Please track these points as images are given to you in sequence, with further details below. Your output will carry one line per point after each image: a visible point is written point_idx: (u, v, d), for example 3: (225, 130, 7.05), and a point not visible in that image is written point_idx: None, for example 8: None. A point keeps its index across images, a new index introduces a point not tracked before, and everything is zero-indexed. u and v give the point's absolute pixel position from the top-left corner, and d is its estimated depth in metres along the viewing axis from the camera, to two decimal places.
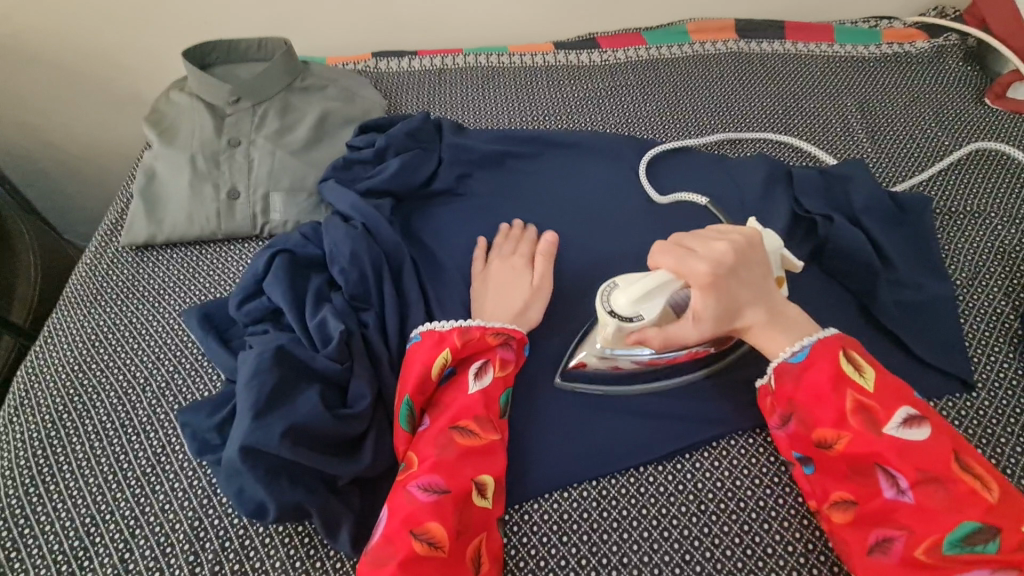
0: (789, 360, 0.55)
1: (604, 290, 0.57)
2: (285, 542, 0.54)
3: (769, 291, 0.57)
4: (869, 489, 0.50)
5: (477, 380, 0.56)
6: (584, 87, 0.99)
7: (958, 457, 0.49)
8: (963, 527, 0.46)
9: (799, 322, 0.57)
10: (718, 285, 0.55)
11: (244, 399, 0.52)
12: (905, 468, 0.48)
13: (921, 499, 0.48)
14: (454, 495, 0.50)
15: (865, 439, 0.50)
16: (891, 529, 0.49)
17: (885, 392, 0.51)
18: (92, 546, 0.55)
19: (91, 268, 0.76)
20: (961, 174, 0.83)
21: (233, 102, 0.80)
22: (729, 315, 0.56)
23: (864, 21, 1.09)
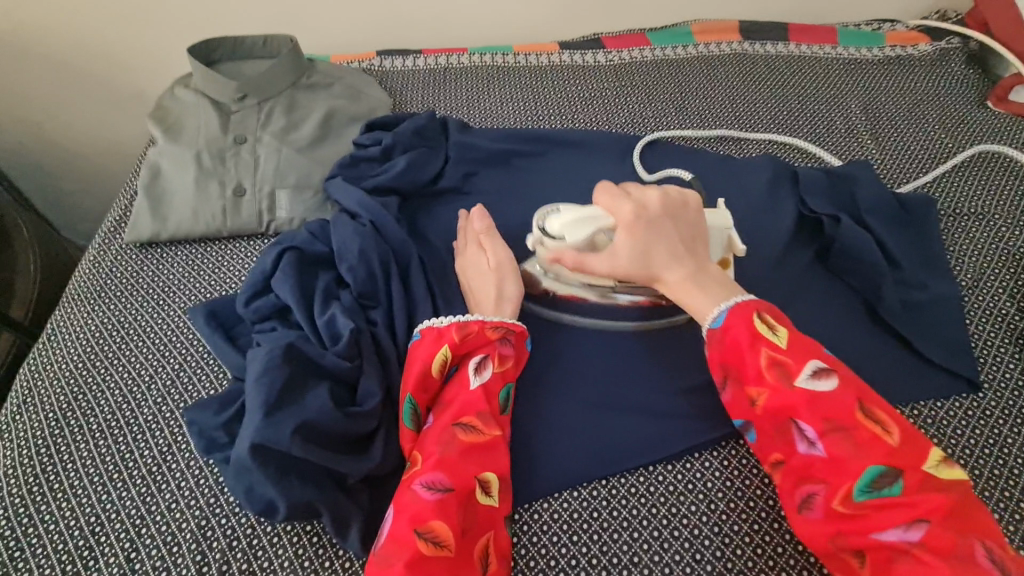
0: (713, 326, 0.57)
1: (546, 210, 0.64)
2: (293, 541, 0.53)
3: (692, 247, 0.61)
4: (787, 445, 0.51)
5: (477, 374, 0.56)
6: (589, 87, 0.99)
7: (864, 404, 0.49)
8: (869, 472, 0.47)
9: (720, 284, 0.59)
10: (638, 229, 0.59)
11: (253, 397, 0.51)
12: (814, 421, 0.50)
13: (831, 449, 0.49)
14: (457, 492, 0.49)
15: (779, 396, 0.51)
16: (811, 484, 0.50)
17: (795, 347, 0.52)
18: (97, 545, 0.54)
19: (95, 265, 0.75)
20: (964, 176, 0.84)
21: (239, 98, 0.79)
22: (645, 262, 0.59)
23: (867, 24, 1.09)
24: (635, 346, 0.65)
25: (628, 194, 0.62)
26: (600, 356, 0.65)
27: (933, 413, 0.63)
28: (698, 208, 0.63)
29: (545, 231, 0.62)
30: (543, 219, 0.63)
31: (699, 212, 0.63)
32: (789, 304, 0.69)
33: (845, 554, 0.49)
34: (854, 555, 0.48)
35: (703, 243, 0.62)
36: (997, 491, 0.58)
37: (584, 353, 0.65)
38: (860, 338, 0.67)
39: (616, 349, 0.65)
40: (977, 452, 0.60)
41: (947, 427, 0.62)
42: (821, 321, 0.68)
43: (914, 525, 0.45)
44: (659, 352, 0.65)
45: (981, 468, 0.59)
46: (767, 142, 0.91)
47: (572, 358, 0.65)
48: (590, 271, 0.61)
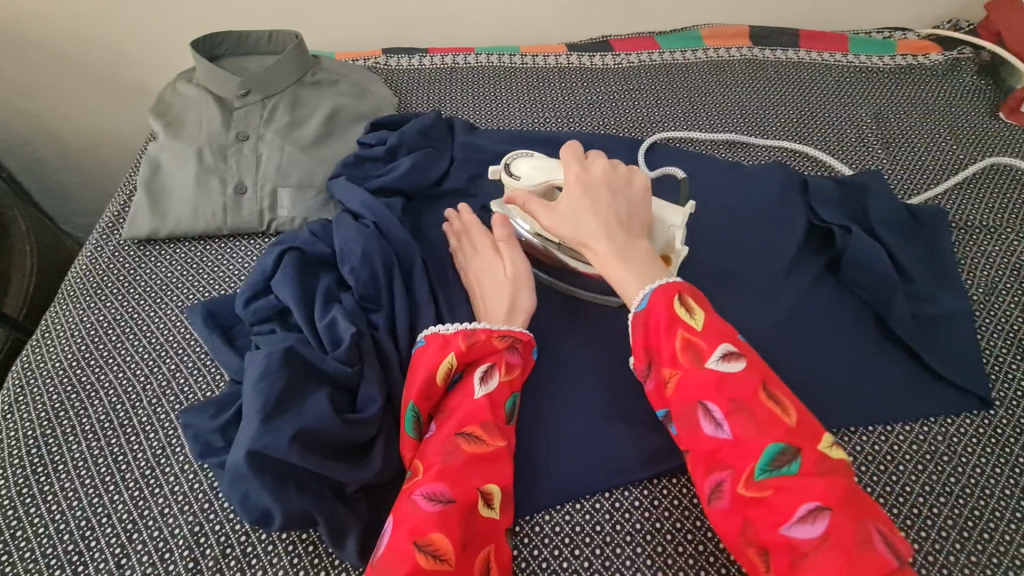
0: (636, 310, 0.54)
1: (520, 155, 0.68)
2: (289, 550, 0.52)
3: (627, 222, 0.59)
4: (696, 432, 0.49)
5: (483, 383, 0.55)
6: (597, 90, 0.98)
7: (768, 386, 0.49)
8: (768, 452, 0.46)
9: (643, 262, 0.56)
10: (576, 191, 0.59)
11: (251, 402, 0.50)
12: (720, 402, 0.48)
13: (736, 431, 0.47)
14: (459, 505, 0.48)
15: (691, 378, 0.50)
16: (719, 470, 0.48)
17: (711, 329, 0.51)
18: (87, 550, 0.53)
19: (92, 261, 0.74)
20: (976, 187, 0.83)
21: (243, 95, 0.78)
22: (575, 226, 0.58)
23: (878, 32, 1.08)
24: None
25: (584, 160, 0.62)
26: (605, 365, 0.63)
27: (943, 429, 0.62)
28: (646, 192, 0.61)
29: (508, 168, 0.67)
30: (513, 159, 0.68)
31: (646, 195, 0.61)
32: (798, 315, 0.68)
33: (750, 546, 0.47)
34: (758, 546, 0.46)
35: (642, 223, 0.60)
36: (1007, 511, 0.57)
37: (589, 360, 0.64)
38: (870, 352, 0.66)
39: (621, 357, 0.64)
40: (988, 470, 0.59)
41: (956, 444, 0.61)
42: (831, 333, 0.67)
43: (814, 510, 0.43)
44: None
45: (992, 487, 0.58)
46: (777, 147, 0.90)
47: (577, 366, 0.63)
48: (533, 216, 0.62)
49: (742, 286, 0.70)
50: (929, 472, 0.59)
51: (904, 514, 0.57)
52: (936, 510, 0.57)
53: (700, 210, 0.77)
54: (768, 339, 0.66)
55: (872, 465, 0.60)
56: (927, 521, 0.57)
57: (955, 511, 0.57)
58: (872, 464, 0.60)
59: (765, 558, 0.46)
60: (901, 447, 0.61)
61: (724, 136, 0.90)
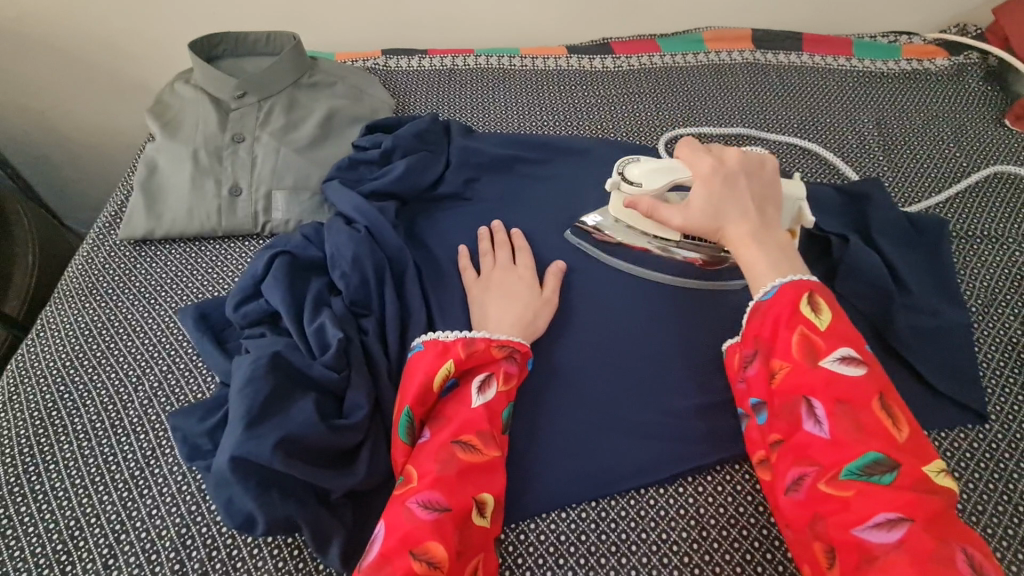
0: (760, 299, 0.54)
1: (627, 158, 0.67)
2: (274, 554, 0.52)
3: (763, 207, 0.59)
4: (792, 423, 0.49)
5: (481, 393, 0.55)
6: (596, 93, 0.97)
7: (884, 397, 0.48)
8: (865, 457, 0.45)
9: (779, 246, 0.57)
10: (714, 182, 0.59)
11: (237, 407, 0.50)
12: (828, 400, 0.48)
13: (837, 431, 0.47)
14: (454, 514, 0.48)
15: (801, 372, 0.49)
16: (804, 463, 0.48)
17: (834, 331, 0.50)
18: (75, 550, 0.53)
19: (88, 260, 0.74)
20: (978, 197, 0.81)
21: (239, 96, 0.78)
22: (715, 216, 0.59)
23: (884, 36, 1.07)
24: (630, 362, 0.63)
25: (709, 151, 0.62)
26: (595, 373, 0.63)
27: (936, 444, 0.61)
28: (775, 173, 0.62)
29: (623, 176, 0.65)
30: (625, 164, 0.66)
31: (776, 177, 0.62)
32: None
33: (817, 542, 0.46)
34: (826, 543, 0.46)
35: (774, 206, 0.60)
36: (1000, 527, 0.56)
37: (579, 369, 0.63)
38: None
39: (612, 365, 0.63)
40: (981, 486, 0.59)
41: (949, 458, 0.60)
42: None
43: (897, 520, 0.43)
44: (658, 369, 0.63)
45: (984, 504, 0.58)
46: (790, 144, 0.90)
47: (566, 374, 0.63)
48: (660, 220, 0.62)
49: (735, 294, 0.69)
50: None
51: None
52: None
53: None
54: None
55: None
56: None
57: None
58: None
59: (828, 552, 0.46)
60: None
61: (736, 130, 0.90)
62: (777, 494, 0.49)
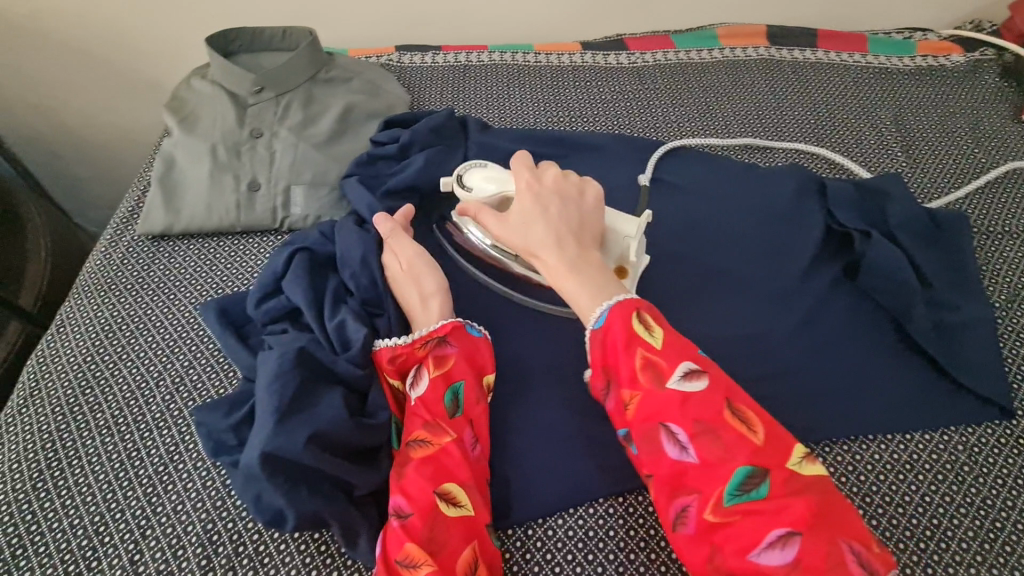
0: (594, 327, 0.53)
1: (476, 163, 0.68)
2: (301, 549, 0.52)
3: (576, 233, 0.58)
4: (659, 455, 0.48)
5: (414, 387, 0.54)
6: (611, 88, 0.97)
7: (732, 404, 0.48)
8: (738, 475, 0.45)
9: (593, 274, 0.56)
10: (526, 198, 0.59)
11: (265, 403, 0.51)
12: (684, 423, 0.47)
13: (702, 453, 0.46)
14: (417, 512, 0.47)
15: (654, 398, 0.49)
16: (684, 495, 0.47)
17: (670, 347, 0.50)
18: (100, 546, 0.53)
19: (106, 256, 0.74)
20: (998, 193, 0.81)
21: (256, 91, 0.78)
22: (525, 233, 0.58)
23: (898, 33, 1.06)
24: None
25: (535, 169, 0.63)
26: None
27: (962, 439, 0.61)
28: (597, 202, 0.61)
29: (460, 179, 0.66)
30: (467, 168, 0.67)
31: (597, 205, 0.61)
32: (814, 320, 0.67)
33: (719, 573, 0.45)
34: None
35: (591, 234, 0.59)
36: None
37: None
38: (889, 359, 0.65)
39: None
40: (1009, 481, 0.58)
41: (976, 454, 0.60)
42: (846, 340, 0.66)
43: (786, 532, 0.43)
44: None
45: (1013, 499, 0.57)
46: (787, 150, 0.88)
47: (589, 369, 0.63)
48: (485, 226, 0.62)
49: (754, 290, 0.69)
50: (948, 482, 0.58)
51: (924, 525, 0.56)
52: (956, 521, 0.56)
53: (715, 213, 0.76)
54: (784, 346, 0.66)
55: (890, 474, 0.59)
56: (948, 533, 0.56)
57: (977, 522, 0.56)
58: (890, 473, 0.59)
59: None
60: (920, 456, 0.60)
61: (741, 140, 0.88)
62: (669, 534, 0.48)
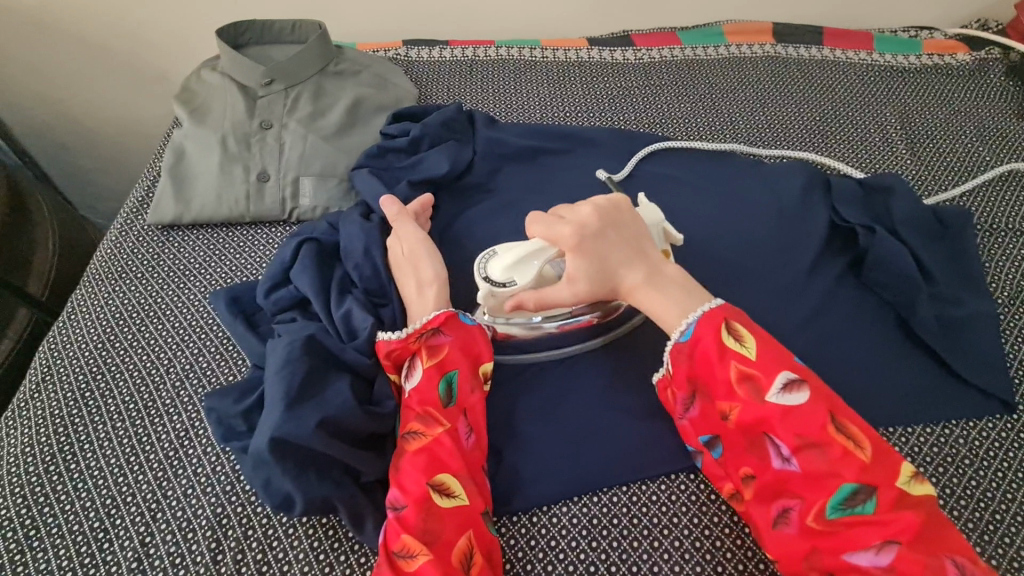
0: (681, 340, 0.53)
1: (484, 256, 0.60)
2: (309, 534, 0.53)
3: (641, 252, 0.58)
4: (761, 461, 0.49)
5: (409, 379, 0.54)
6: (617, 84, 0.97)
7: (835, 417, 0.47)
8: (843, 490, 0.46)
9: (679, 284, 0.56)
10: (586, 249, 0.56)
11: (275, 390, 0.52)
12: (786, 436, 0.48)
13: (805, 465, 0.47)
14: (412, 504, 0.48)
15: (752, 411, 0.49)
16: (786, 499, 0.48)
17: (766, 358, 0.50)
18: (112, 528, 0.54)
19: (117, 244, 0.75)
20: (1001, 191, 0.82)
21: (267, 83, 0.78)
22: (605, 278, 0.56)
23: (904, 31, 1.07)
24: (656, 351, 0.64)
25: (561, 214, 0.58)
26: (620, 360, 0.64)
27: (965, 432, 0.62)
28: (632, 211, 0.60)
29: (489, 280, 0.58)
30: (484, 266, 0.59)
31: (635, 215, 0.60)
32: (818, 314, 0.68)
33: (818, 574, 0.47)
34: None
35: (650, 246, 0.59)
36: None
37: (605, 355, 0.64)
38: (891, 354, 0.66)
39: (638, 351, 0.64)
40: (1010, 474, 0.59)
41: (978, 446, 0.61)
42: (849, 335, 0.67)
43: (886, 542, 0.44)
44: None
45: (1014, 491, 0.58)
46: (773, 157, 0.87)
47: (593, 361, 0.64)
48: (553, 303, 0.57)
49: (758, 284, 0.70)
50: (950, 474, 0.59)
51: None
52: (956, 512, 0.57)
53: (720, 208, 0.76)
54: (787, 339, 0.66)
55: None
56: (948, 523, 0.56)
57: (976, 514, 0.57)
58: None
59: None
60: (922, 449, 0.60)
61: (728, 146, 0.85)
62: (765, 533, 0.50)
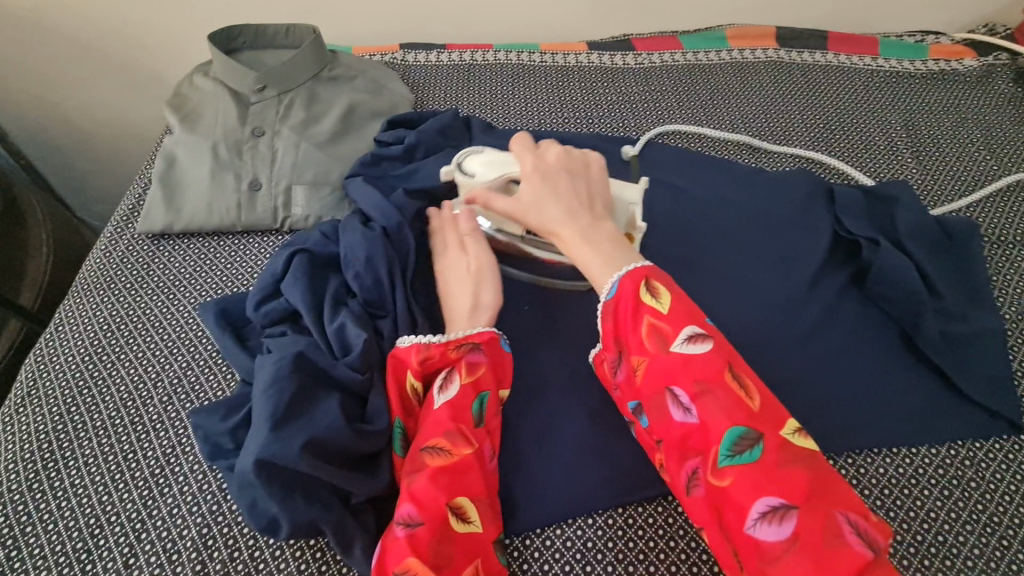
0: (606, 298, 0.52)
1: (472, 150, 0.67)
2: (297, 556, 0.52)
3: (590, 202, 0.59)
4: (665, 419, 0.48)
5: (443, 393, 0.53)
6: (616, 89, 0.95)
7: (733, 368, 0.47)
8: (732, 438, 0.44)
9: (614, 241, 0.56)
10: (535, 178, 0.59)
11: (262, 409, 0.50)
12: (685, 386, 0.47)
13: (704, 416, 0.46)
14: (431, 524, 0.47)
15: (659, 363, 0.48)
16: (690, 458, 0.47)
17: (676, 311, 0.49)
18: (95, 548, 0.53)
19: (107, 253, 0.74)
20: (1008, 201, 0.80)
21: (259, 89, 0.77)
22: (539, 211, 0.58)
23: (910, 36, 1.05)
24: None
25: (535, 149, 0.63)
26: None
27: (970, 453, 0.60)
28: (601, 172, 0.62)
29: (461, 167, 0.65)
30: (464, 155, 0.66)
31: (602, 176, 0.62)
32: (821, 329, 0.66)
33: (724, 540, 0.44)
34: (731, 542, 0.44)
35: (604, 203, 0.60)
36: None
37: None
38: (895, 370, 0.64)
39: None
40: (1016, 497, 0.57)
41: (984, 468, 0.59)
42: (852, 351, 0.65)
43: (783, 506, 0.41)
44: None
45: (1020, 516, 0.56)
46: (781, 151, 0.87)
47: (589, 378, 0.62)
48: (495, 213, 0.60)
49: (759, 297, 0.68)
50: (955, 498, 0.57)
51: (928, 541, 0.55)
52: (962, 538, 0.55)
53: (721, 218, 0.75)
54: (789, 355, 0.65)
55: (895, 489, 0.58)
56: (953, 549, 0.55)
57: (982, 539, 0.55)
58: (895, 488, 0.58)
59: (735, 556, 0.44)
60: (926, 471, 0.59)
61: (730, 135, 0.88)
62: (683, 498, 0.48)
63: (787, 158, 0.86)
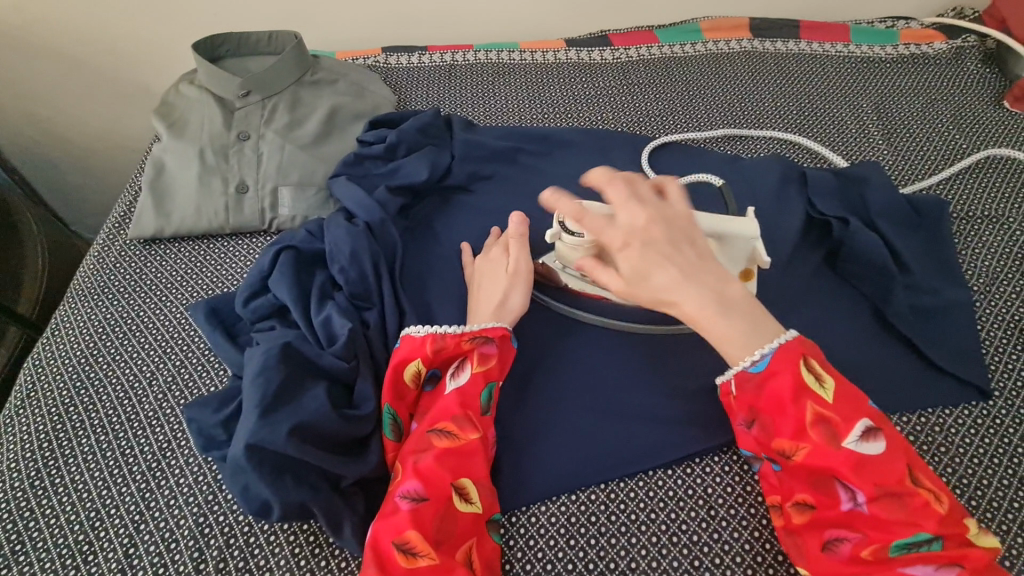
0: (749, 370, 0.51)
1: None
2: (290, 540, 0.54)
3: (702, 261, 0.54)
4: (826, 501, 0.48)
5: (454, 379, 0.56)
6: (594, 84, 0.98)
7: (911, 468, 0.46)
8: (911, 534, 0.45)
9: (743, 309, 0.53)
10: (640, 240, 0.54)
11: (251, 397, 0.52)
12: (860, 482, 0.46)
13: (877, 511, 0.46)
14: (434, 502, 0.49)
15: (826, 455, 0.47)
16: (845, 536, 0.47)
17: (843, 401, 0.48)
18: (97, 540, 0.54)
19: (99, 259, 0.76)
20: (976, 178, 0.82)
21: (243, 95, 0.79)
22: (653, 281, 0.53)
23: (880, 22, 1.07)
24: (633, 349, 0.65)
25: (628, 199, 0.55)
26: (598, 360, 0.64)
27: (940, 420, 0.62)
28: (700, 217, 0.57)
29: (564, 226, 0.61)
30: None
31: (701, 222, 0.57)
32: (795, 307, 0.68)
33: None
34: None
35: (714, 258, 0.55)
36: (1004, 500, 0.57)
37: (583, 355, 0.65)
38: (867, 343, 0.66)
39: (615, 349, 0.65)
40: (986, 461, 0.59)
41: (954, 434, 0.61)
42: (826, 327, 0.67)
43: None
44: (657, 360, 0.64)
45: (989, 479, 0.58)
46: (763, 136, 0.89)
47: (569, 361, 0.64)
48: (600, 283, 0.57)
49: None
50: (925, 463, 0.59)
51: None
52: None
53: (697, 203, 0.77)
54: None
55: None
56: None
57: None
58: None
59: None
60: None
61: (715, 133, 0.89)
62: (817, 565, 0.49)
63: (770, 142, 0.89)
